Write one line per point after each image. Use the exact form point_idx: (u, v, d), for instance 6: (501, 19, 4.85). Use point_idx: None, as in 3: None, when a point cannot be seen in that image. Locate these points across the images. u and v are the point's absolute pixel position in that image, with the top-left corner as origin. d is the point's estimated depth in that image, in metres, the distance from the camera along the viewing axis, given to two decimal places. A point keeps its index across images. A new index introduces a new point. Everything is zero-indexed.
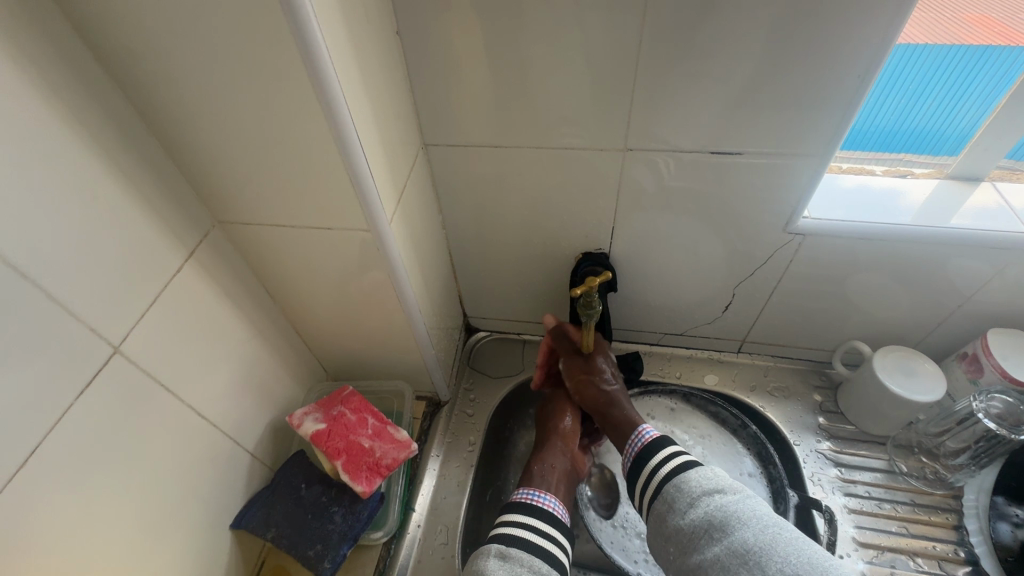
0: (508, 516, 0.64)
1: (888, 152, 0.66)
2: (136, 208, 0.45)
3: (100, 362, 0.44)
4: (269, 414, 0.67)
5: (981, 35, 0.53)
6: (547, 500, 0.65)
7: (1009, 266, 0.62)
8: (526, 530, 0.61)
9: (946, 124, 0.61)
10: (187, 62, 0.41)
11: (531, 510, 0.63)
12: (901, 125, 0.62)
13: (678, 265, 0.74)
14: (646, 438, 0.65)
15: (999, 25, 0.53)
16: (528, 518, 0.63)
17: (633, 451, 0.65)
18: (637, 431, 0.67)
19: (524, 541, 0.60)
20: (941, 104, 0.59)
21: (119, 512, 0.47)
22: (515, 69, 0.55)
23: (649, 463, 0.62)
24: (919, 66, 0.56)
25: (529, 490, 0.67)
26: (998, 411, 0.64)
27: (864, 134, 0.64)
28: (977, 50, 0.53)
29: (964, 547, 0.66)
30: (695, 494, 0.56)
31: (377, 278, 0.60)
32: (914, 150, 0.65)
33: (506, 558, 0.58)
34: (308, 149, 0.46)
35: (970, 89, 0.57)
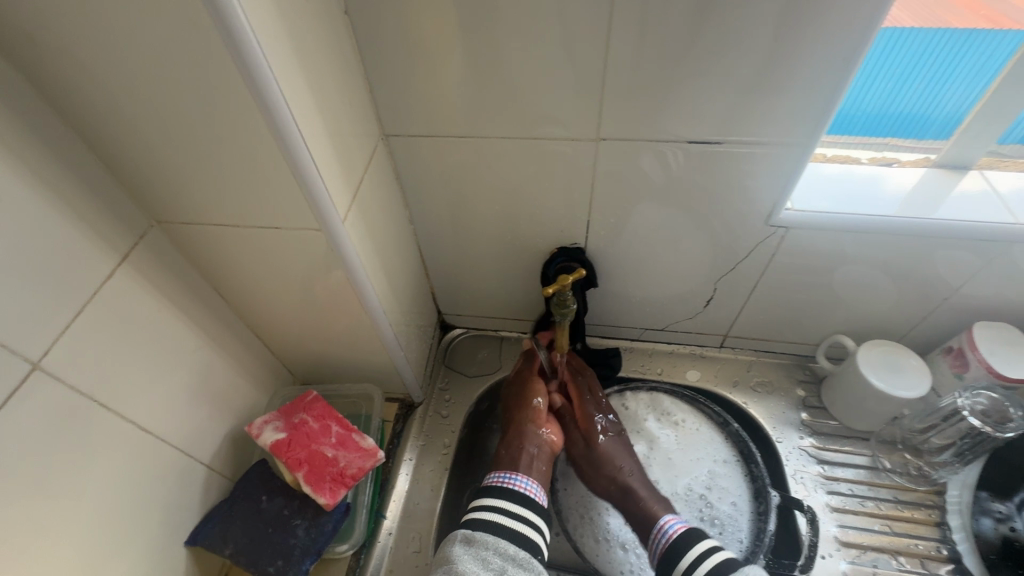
0: (478, 500, 0.64)
1: (875, 136, 0.62)
2: (55, 210, 0.41)
3: (19, 380, 0.40)
4: (227, 423, 0.63)
5: (966, 18, 0.51)
6: (521, 482, 0.65)
7: (997, 258, 0.60)
8: (494, 512, 0.61)
9: (931, 109, 0.58)
10: (92, 46, 0.36)
11: (501, 493, 0.63)
12: (890, 113, 0.59)
13: (657, 260, 0.71)
14: (672, 534, 0.62)
15: (986, 8, 0.50)
16: (496, 501, 0.62)
17: (658, 547, 0.63)
18: (660, 525, 0.64)
19: (492, 523, 0.60)
20: (927, 88, 0.56)
21: (50, 541, 0.43)
22: (477, 54, 0.51)
23: (679, 565, 0.60)
24: (903, 50, 0.53)
25: (501, 473, 0.66)
26: (983, 407, 0.63)
27: (851, 119, 0.61)
28: (962, 34, 0.51)
29: (946, 544, 0.65)
30: None
31: (335, 279, 0.56)
32: (901, 134, 0.62)
33: (472, 542, 0.58)
34: (246, 142, 0.42)
35: (956, 73, 0.54)
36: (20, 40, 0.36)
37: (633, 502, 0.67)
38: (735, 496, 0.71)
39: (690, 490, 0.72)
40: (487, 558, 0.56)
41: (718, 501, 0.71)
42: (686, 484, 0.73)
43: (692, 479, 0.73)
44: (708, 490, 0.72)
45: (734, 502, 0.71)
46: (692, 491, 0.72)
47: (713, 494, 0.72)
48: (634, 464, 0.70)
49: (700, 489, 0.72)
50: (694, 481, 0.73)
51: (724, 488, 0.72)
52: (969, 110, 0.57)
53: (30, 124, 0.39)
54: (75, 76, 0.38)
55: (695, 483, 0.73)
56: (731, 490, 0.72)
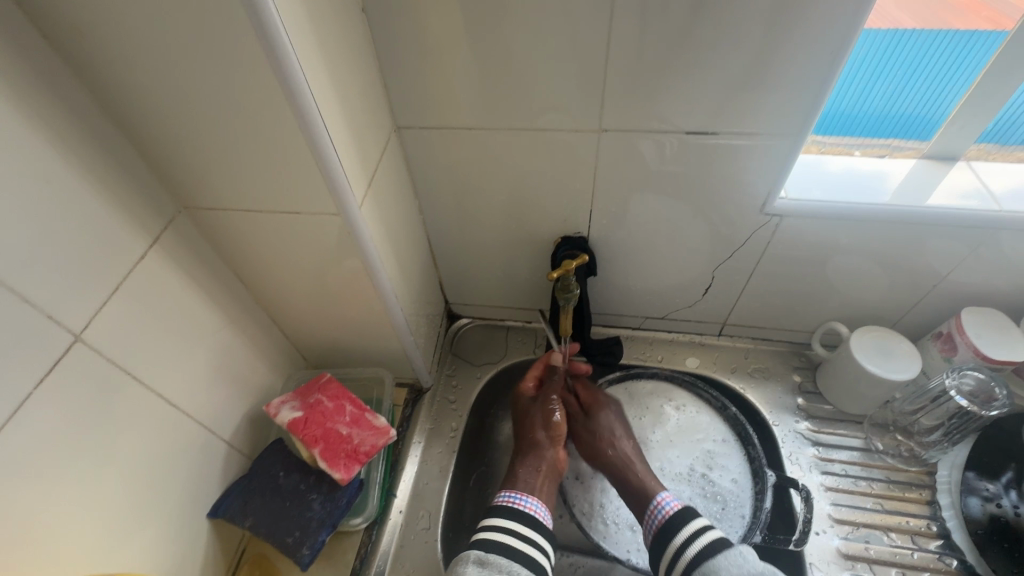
0: (489, 521, 0.65)
1: (877, 138, 0.65)
2: (94, 192, 0.44)
3: (61, 350, 0.43)
4: (246, 403, 0.66)
5: (970, 20, 0.54)
6: (529, 503, 0.66)
7: (983, 245, 0.63)
8: (506, 534, 0.62)
9: (931, 110, 0.61)
10: (134, 40, 0.39)
11: (512, 514, 0.64)
12: (892, 114, 0.62)
13: (657, 249, 0.74)
14: (667, 511, 0.65)
15: (988, 10, 0.53)
16: (507, 523, 0.63)
17: (654, 523, 0.65)
18: (657, 501, 0.66)
19: (503, 545, 0.61)
20: (929, 89, 0.59)
21: (86, 505, 0.46)
22: (487, 49, 0.54)
23: (673, 542, 0.62)
24: (906, 51, 0.56)
25: (511, 494, 0.67)
26: (970, 388, 0.66)
27: (854, 120, 0.64)
28: (966, 35, 0.54)
29: (936, 521, 0.68)
30: None
31: (351, 265, 0.59)
32: (902, 136, 0.65)
33: (485, 564, 0.59)
34: (272, 130, 0.45)
35: (957, 75, 0.57)
36: (67, 33, 0.39)
37: (633, 477, 0.69)
38: (735, 474, 0.74)
39: (691, 470, 0.75)
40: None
41: (718, 478, 0.74)
42: (688, 464, 0.75)
43: (692, 460, 0.76)
44: (708, 469, 0.75)
45: (734, 479, 0.74)
46: (694, 471, 0.75)
47: (714, 472, 0.75)
48: (631, 443, 0.73)
49: (701, 468, 0.75)
50: (694, 461, 0.76)
51: (724, 466, 0.75)
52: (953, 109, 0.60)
53: (72, 111, 0.42)
54: (116, 67, 0.41)
55: (696, 462, 0.76)
56: (730, 469, 0.75)
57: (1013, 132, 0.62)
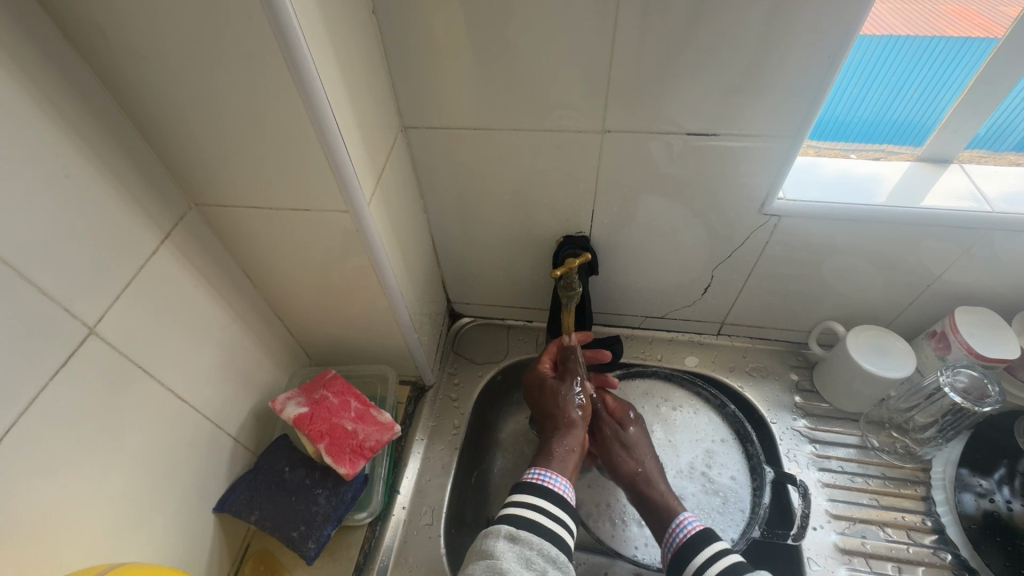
0: (516, 496, 0.61)
1: (871, 143, 0.67)
2: (109, 189, 0.45)
3: (75, 342, 0.44)
4: (252, 399, 0.67)
5: (961, 27, 0.55)
6: (558, 482, 0.62)
7: (976, 245, 0.64)
8: (534, 511, 0.59)
9: (925, 115, 0.62)
10: (153, 39, 0.40)
11: (541, 492, 0.61)
12: (886, 119, 0.64)
13: (658, 249, 0.75)
14: (689, 530, 0.62)
15: (979, 17, 0.54)
16: (537, 500, 0.60)
17: (674, 542, 0.62)
18: (679, 519, 0.63)
19: (534, 523, 0.58)
20: (922, 95, 0.60)
21: (96, 497, 0.47)
22: (493, 51, 0.55)
23: (693, 562, 0.59)
24: (900, 58, 0.57)
25: (540, 470, 0.63)
26: (964, 385, 0.67)
27: (849, 126, 0.65)
28: (957, 41, 0.55)
29: (931, 516, 0.69)
30: None
31: (358, 262, 0.60)
32: (896, 141, 0.66)
33: (516, 540, 0.56)
34: (284, 128, 0.46)
35: (949, 81, 0.58)
36: (87, 32, 0.40)
37: (654, 494, 0.66)
38: (734, 471, 0.75)
39: (692, 468, 0.76)
40: (531, 558, 0.55)
41: (718, 475, 0.75)
42: (689, 461, 0.76)
43: (693, 457, 0.77)
44: (708, 466, 0.76)
45: (733, 476, 0.75)
46: (694, 468, 0.76)
47: (714, 469, 0.76)
48: (654, 460, 0.71)
49: (701, 465, 0.76)
50: (694, 458, 0.77)
51: (722, 464, 0.76)
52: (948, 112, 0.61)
53: (90, 109, 0.42)
54: (134, 66, 0.42)
55: (696, 460, 0.77)
56: (729, 466, 0.76)
57: (1004, 140, 0.65)
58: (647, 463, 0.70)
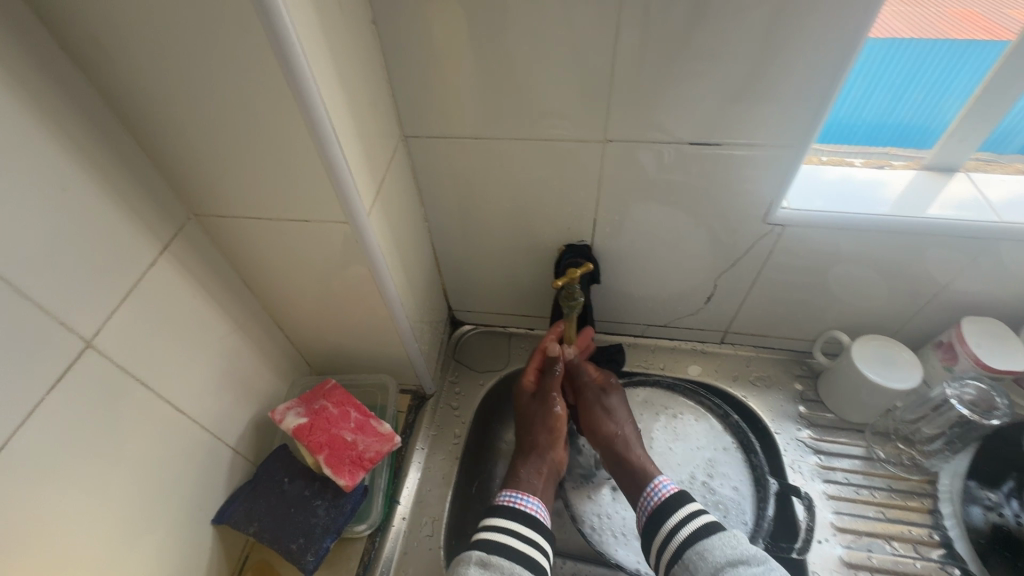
0: (489, 520, 0.64)
1: (874, 146, 0.67)
2: (108, 201, 0.45)
3: (72, 356, 0.43)
4: (251, 409, 0.66)
5: (965, 30, 0.54)
6: (530, 503, 0.65)
7: (983, 255, 0.63)
8: (505, 534, 0.62)
9: (929, 118, 0.62)
10: (152, 51, 0.40)
11: (512, 514, 0.64)
12: (890, 123, 0.63)
13: (660, 258, 0.74)
14: (664, 493, 0.65)
15: (984, 21, 0.53)
16: (508, 523, 0.63)
17: (648, 505, 0.66)
18: (654, 483, 0.67)
19: (505, 546, 0.61)
20: (926, 98, 0.60)
21: (94, 510, 0.47)
22: (494, 59, 0.54)
23: (667, 523, 0.63)
24: (904, 61, 0.57)
25: (512, 493, 0.66)
26: (971, 397, 0.66)
27: (852, 128, 0.65)
28: (962, 45, 0.55)
29: (938, 530, 0.68)
30: (719, 563, 0.58)
31: (358, 272, 0.60)
32: (900, 144, 0.66)
33: (487, 565, 0.59)
34: (283, 138, 0.45)
35: (954, 84, 0.58)
36: (85, 44, 0.40)
37: (632, 459, 0.70)
38: (735, 482, 0.75)
39: (694, 478, 0.75)
40: None
41: (718, 486, 0.75)
42: (690, 471, 0.76)
43: (693, 467, 0.76)
44: (709, 476, 0.75)
45: (734, 487, 0.74)
46: (695, 479, 0.75)
47: (715, 479, 0.75)
48: (630, 424, 0.73)
49: (702, 476, 0.76)
50: (695, 468, 0.76)
51: (724, 474, 0.75)
52: (957, 115, 0.60)
53: (89, 121, 0.42)
54: (133, 78, 0.42)
55: (696, 471, 0.76)
56: (731, 476, 0.75)
57: (1009, 143, 0.64)
58: (623, 428, 0.72)
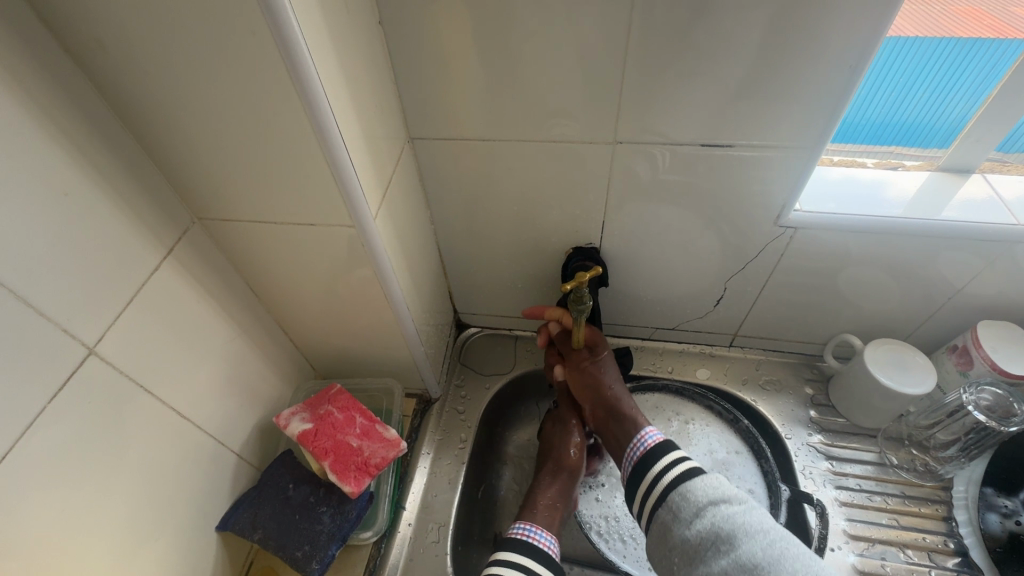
0: (499, 554, 0.60)
1: (877, 144, 0.65)
2: (111, 206, 0.44)
3: (75, 363, 0.43)
4: (256, 414, 0.66)
5: (971, 27, 0.53)
6: (544, 538, 0.61)
7: (1000, 258, 0.62)
8: (516, 570, 0.57)
9: (935, 117, 0.60)
10: (155, 54, 0.39)
11: (525, 548, 0.59)
12: (893, 121, 0.61)
13: (669, 260, 0.73)
14: (649, 443, 0.64)
15: (989, 18, 0.52)
16: (521, 558, 0.59)
17: (635, 455, 0.64)
18: (640, 435, 0.65)
19: None
20: (930, 97, 0.58)
21: (96, 519, 0.46)
22: (502, 60, 0.53)
23: (652, 470, 0.61)
24: (909, 57, 0.55)
25: (525, 525, 0.63)
26: (988, 403, 0.65)
27: (855, 127, 0.63)
28: (967, 42, 0.53)
29: (953, 538, 0.67)
30: (702, 503, 0.56)
31: (364, 276, 0.59)
32: (905, 143, 0.64)
33: None
34: (289, 142, 0.45)
35: (960, 83, 0.56)
36: (89, 46, 0.39)
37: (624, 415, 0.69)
38: (751, 484, 0.74)
39: None
40: None
41: (734, 488, 0.74)
42: None
43: (708, 471, 0.76)
44: (724, 479, 0.75)
45: (750, 489, 0.73)
46: None
47: (730, 482, 0.74)
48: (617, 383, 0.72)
49: (716, 479, 0.75)
50: (710, 472, 0.75)
51: (738, 476, 0.75)
52: (971, 116, 0.59)
53: (93, 125, 0.42)
54: (136, 81, 0.41)
55: (711, 473, 0.75)
56: (745, 479, 0.74)
57: (1017, 141, 0.62)
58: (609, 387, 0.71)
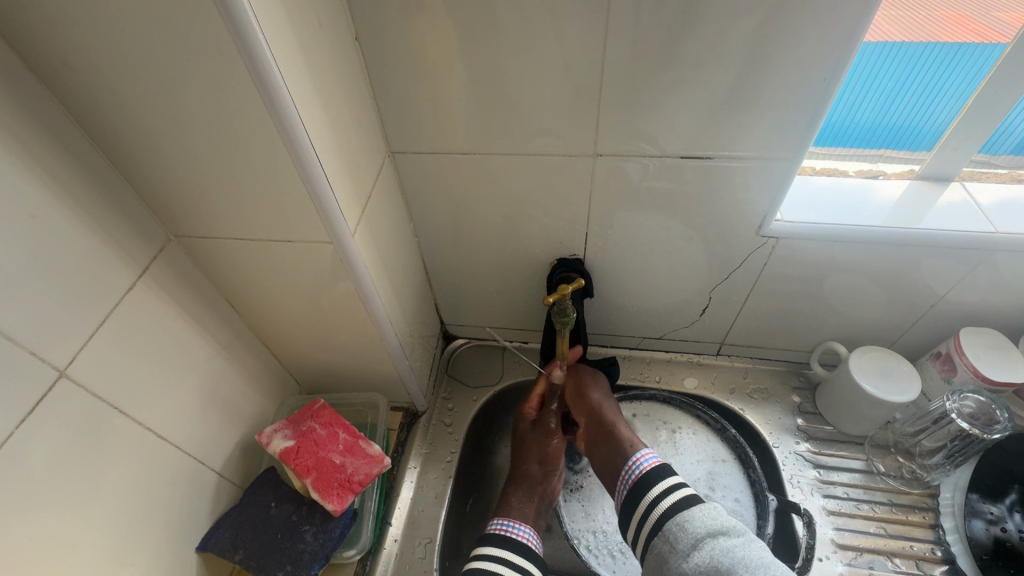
0: (482, 549, 0.63)
1: (867, 148, 0.65)
2: (82, 226, 0.43)
3: (45, 386, 0.42)
4: (237, 432, 0.65)
5: (955, 33, 0.53)
6: (521, 531, 0.65)
7: (980, 265, 0.62)
8: (498, 562, 0.61)
9: (921, 121, 0.60)
10: (123, 72, 0.39)
11: (504, 541, 0.63)
12: (882, 125, 0.61)
13: (653, 271, 0.73)
14: (644, 467, 0.64)
15: (974, 23, 0.53)
16: (500, 551, 0.62)
17: (630, 479, 0.64)
18: (635, 458, 0.65)
19: (497, 575, 0.60)
20: (918, 100, 0.59)
21: (71, 544, 0.45)
22: (480, 74, 0.54)
23: (648, 496, 0.61)
24: (898, 60, 0.55)
25: (503, 521, 0.66)
26: (971, 411, 0.65)
27: (844, 132, 0.63)
28: (952, 47, 0.53)
29: (940, 546, 0.67)
30: (698, 535, 0.55)
31: (345, 290, 0.58)
32: (893, 146, 0.64)
33: None
34: (263, 160, 0.45)
35: (945, 86, 0.57)
36: (55, 68, 0.39)
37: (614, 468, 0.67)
38: (738, 493, 0.74)
39: (695, 491, 0.75)
40: None
41: (721, 498, 0.74)
42: (691, 485, 0.75)
43: (695, 480, 0.76)
44: (711, 489, 0.75)
45: (737, 498, 0.74)
46: (697, 492, 0.75)
47: (717, 492, 0.75)
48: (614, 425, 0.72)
49: (704, 488, 0.75)
50: (696, 482, 0.76)
51: (725, 486, 0.75)
52: (954, 119, 0.59)
53: (62, 145, 0.41)
54: (106, 101, 0.41)
55: (698, 483, 0.75)
56: (732, 488, 0.75)
57: (1002, 143, 0.62)
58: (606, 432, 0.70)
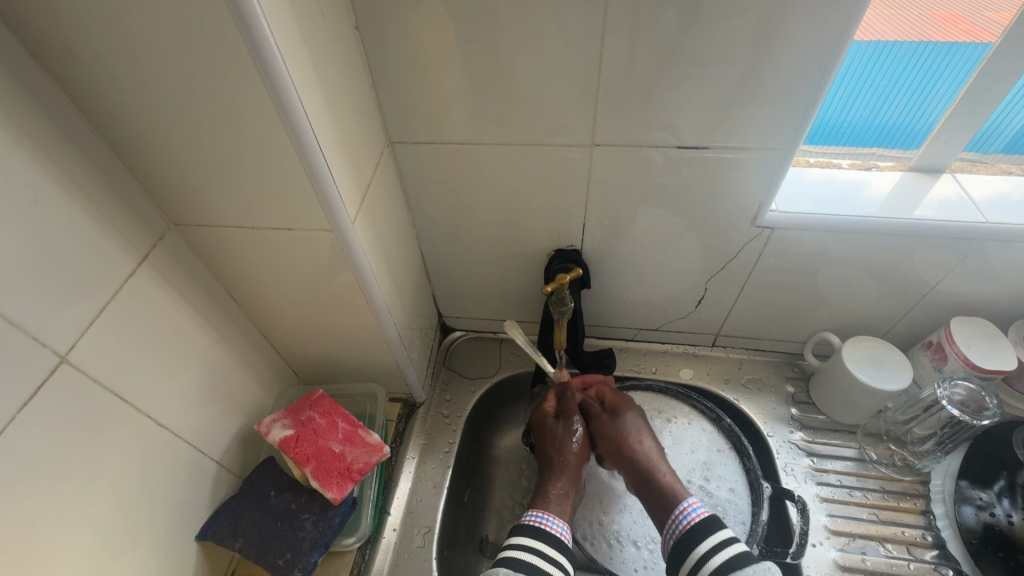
0: (514, 539, 0.64)
1: (861, 146, 0.66)
2: (83, 213, 0.44)
3: (45, 371, 0.42)
4: (236, 422, 0.65)
5: (946, 32, 0.54)
6: (555, 524, 0.65)
7: (971, 256, 0.63)
8: (532, 554, 0.61)
9: (913, 119, 0.61)
10: (124, 59, 0.39)
11: (536, 532, 0.63)
12: (875, 124, 0.63)
13: (650, 263, 0.74)
14: (692, 518, 0.64)
15: (965, 23, 0.53)
16: (532, 541, 0.62)
17: (676, 529, 0.64)
18: (682, 507, 0.65)
19: (530, 565, 0.60)
20: (910, 99, 0.60)
21: (73, 531, 0.45)
22: (480, 64, 0.54)
23: (697, 550, 0.61)
24: (890, 61, 0.56)
25: (537, 513, 0.66)
26: (961, 397, 0.67)
27: (839, 130, 0.64)
28: (943, 47, 0.54)
29: (931, 531, 0.68)
30: None
31: (344, 280, 0.59)
32: (885, 144, 0.65)
33: None
34: (265, 148, 0.45)
35: (936, 86, 0.58)
36: (58, 54, 0.39)
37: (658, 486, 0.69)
38: (731, 483, 0.76)
39: (689, 481, 0.76)
40: None
41: (715, 488, 0.76)
42: (685, 475, 0.77)
43: (688, 471, 0.77)
44: (705, 479, 0.76)
45: (730, 488, 0.75)
46: (692, 482, 0.76)
47: (711, 482, 0.76)
48: (652, 443, 0.73)
49: (699, 479, 0.76)
50: (691, 472, 0.77)
51: (719, 476, 0.76)
52: (942, 116, 0.60)
53: (63, 131, 0.41)
54: (106, 86, 0.41)
55: (693, 473, 0.77)
56: (726, 478, 0.76)
57: (994, 141, 0.63)
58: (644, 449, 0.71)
